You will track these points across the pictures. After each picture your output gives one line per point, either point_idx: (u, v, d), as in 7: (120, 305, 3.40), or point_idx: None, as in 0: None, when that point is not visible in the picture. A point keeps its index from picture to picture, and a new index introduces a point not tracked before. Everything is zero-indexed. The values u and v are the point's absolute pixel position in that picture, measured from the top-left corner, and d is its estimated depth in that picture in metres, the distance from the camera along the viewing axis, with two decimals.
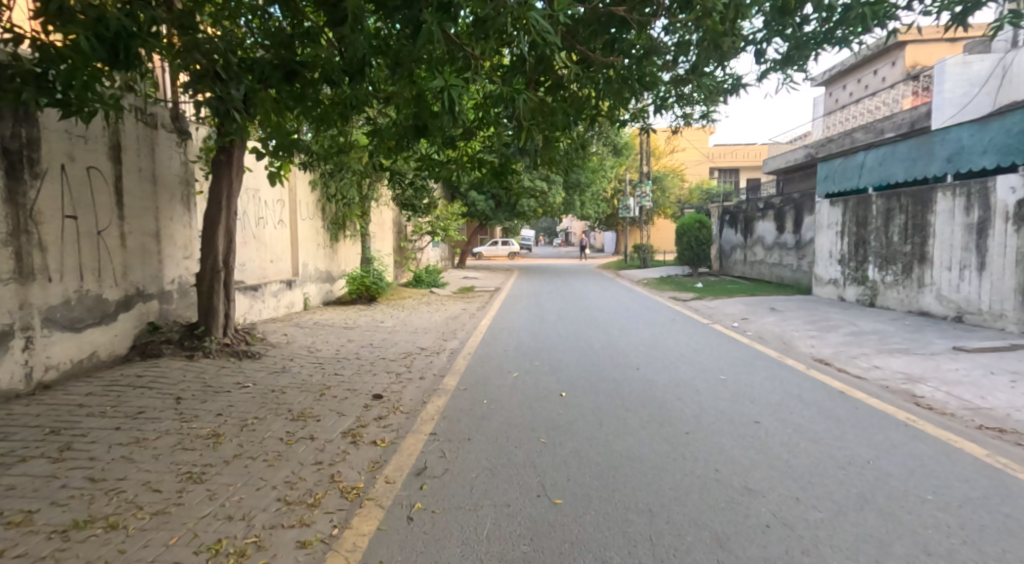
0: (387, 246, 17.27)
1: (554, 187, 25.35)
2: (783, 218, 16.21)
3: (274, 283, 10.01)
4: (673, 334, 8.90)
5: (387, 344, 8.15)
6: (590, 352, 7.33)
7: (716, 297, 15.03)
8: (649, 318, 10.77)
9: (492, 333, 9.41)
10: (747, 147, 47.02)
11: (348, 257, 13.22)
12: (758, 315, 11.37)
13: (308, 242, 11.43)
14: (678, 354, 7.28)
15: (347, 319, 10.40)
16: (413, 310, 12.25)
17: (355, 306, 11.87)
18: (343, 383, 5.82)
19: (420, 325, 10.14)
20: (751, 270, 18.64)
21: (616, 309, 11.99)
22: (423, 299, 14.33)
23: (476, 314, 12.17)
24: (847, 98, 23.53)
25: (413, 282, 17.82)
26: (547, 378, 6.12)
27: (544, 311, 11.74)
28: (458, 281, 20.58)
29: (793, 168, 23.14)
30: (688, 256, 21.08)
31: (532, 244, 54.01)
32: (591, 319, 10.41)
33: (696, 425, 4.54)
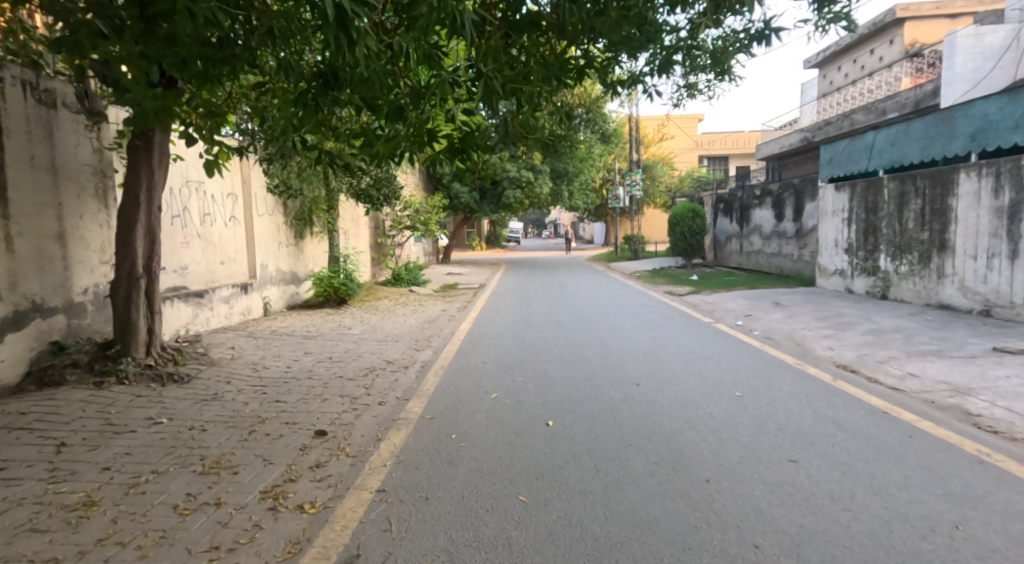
0: (363, 244, 16.19)
1: (540, 177, 24.34)
2: (782, 205, 15.31)
3: (226, 287, 8.97)
4: (672, 337, 7.95)
5: (349, 358, 7.13)
6: (581, 364, 6.35)
7: (714, 290, 14.12)
8: (643, 317, 9.85)
9: (470, 339, 8.39)
10: (737, 133, 46.10)
11: (316, 256, 12.17)
12: (761, 310, 10.47)
13: (267, 240, 10.39)
14: (681, 363, 6.33)
15: (311, 326, 9.36)
16: (387, 313, 11.21)
17: (322, 310, 10.83)
18: (280, 415, 4.79)
19: (391, 332, 9.10)
20: (748, 261, 17.74)
21: (606, 307, 11.07)
22: (400, 300, 13.30)
23: (456, 315, 11.16)
24: (843, 79, 22.63)
25: (392, 280, 16.78)
26: (530, 401, 5.12)
27: (531, 312, 10.74)
28: (441, 278, 19.57)
29: (789, 153, 22.26)
30: (681, 246, 20.18)
31: (521, 237, 53.02)
32: (580, 321, 9.45)
33: (715, 468, 3.58)
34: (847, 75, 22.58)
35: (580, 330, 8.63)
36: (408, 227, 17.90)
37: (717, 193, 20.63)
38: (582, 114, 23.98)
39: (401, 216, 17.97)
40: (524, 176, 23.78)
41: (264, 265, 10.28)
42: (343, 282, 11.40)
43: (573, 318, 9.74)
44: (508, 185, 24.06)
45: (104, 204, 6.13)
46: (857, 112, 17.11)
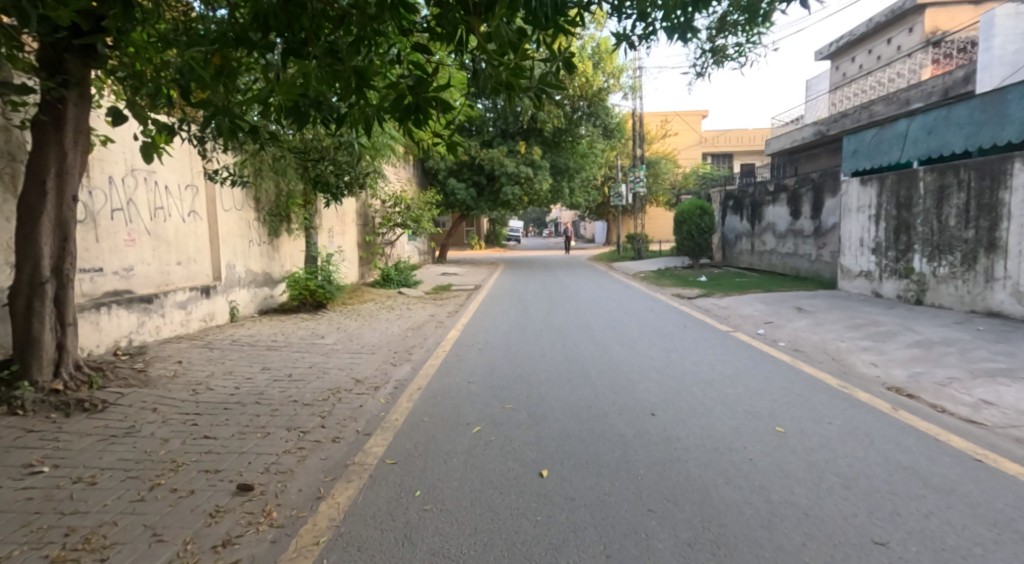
0: (349, 242, 15.12)
1: (539, 172, 23.27)
2: (799, 201, 14.28)
3: (183, 291, 7.98)
4: (688, 351, 6.92)
5: (312, 375, 6.10)
6: (583, 388, 5.31)
7: (726, 293, 13.10)
8: (652, 325, 8.87)
9: (457, 351, 7.35)
10: (742, 130, 45.14)
11: (294, 256, 11.18)
12: (783, 317, 9.46)
13: (234, 237, 9.39)
14: (702, 386, 5.31)
15: (280, 336, 8.35)
16: (370, 319, 10.19)
17: (297, 315, 9.85)
18: (201, 460, 3.75)
19: (371, 342, 8.07)
20: (760, 261, 16.74)
21: (611, 313, 10.09)
22: (386, 303, 12.29)
23: (445, 321, 10.18)
24: (857, 71, 21.63)
25: (381, 281, 15.80)
26: (521, 443, 4.08)
27: (527, 318, 9.69)
28: (434, 279, 18.59)
29: (802, 147, 21.24)
30: (688, 246, 19.15)
31: (521, 236, 52.08)
32: (582, 330, 8.44)
33: (773, 556, 2.56)
34: (862, 67, 21.56)
35: (583, 341, 7.59)
36: (398, 225, 16.89)
37: (725, 190, 19.61)
38: (581, 107, 23.33)
39: (391, 213, 16.97)
40: (522, 171, 22.69)
41: (231, 266, 9.26)
42: (319, 284, 10.33)
43: (574, 327, 8.73)
44: (505, 181, 23.00)
45: (13, 192, 5.14)
46: (876, 103, 16.08)
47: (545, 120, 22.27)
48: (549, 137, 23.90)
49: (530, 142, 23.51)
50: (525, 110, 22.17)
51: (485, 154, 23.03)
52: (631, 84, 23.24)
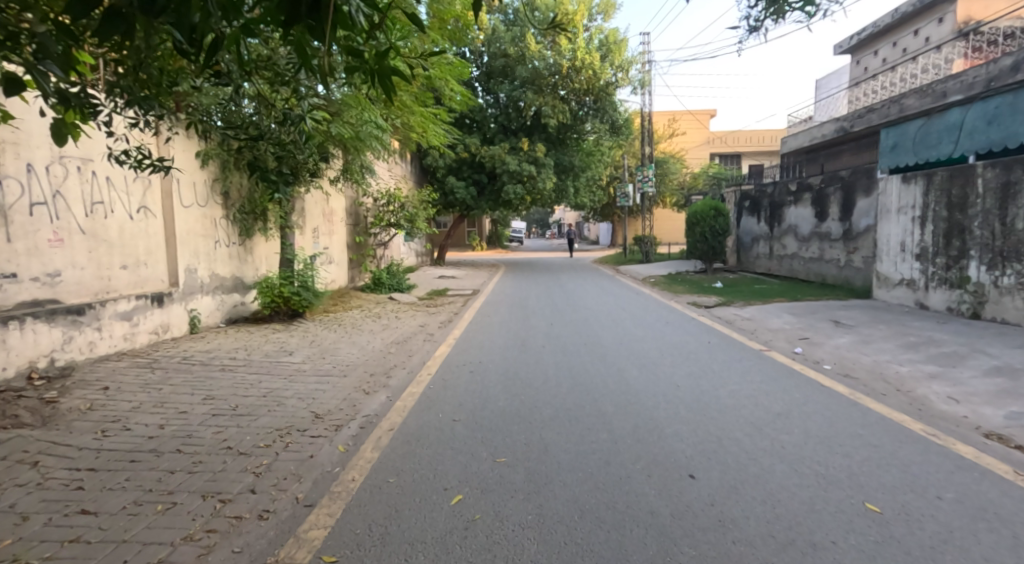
0: (336, 240, 14.00)
1: (542, 171, 22.12)
2: (826, 201, 13.12)
3: (129, 300, 6.89)
4: (719, 378, 5.77)
5: (262, 408, 4.97)
6: (597, 434, 4.17)
7: (747, 301, 11.96)
8: (671, 341, 7.74)
9: (444, 374, 6.23)
10: (750, 130, 44.03)
11: (267, 259, 10.09)
12: (819, 332, 8.31)
13: (195, 237, 8.27)
14: (749, 433, 4.18)
15: (242, 352, 7.23)
16: (351, 331, 9.07)
17: (269, 328, 8.76)
18: (56, 557, 2.62)
19: (346, 361, 6.95)
20: (779, 266, 15.60)
21: (621, 326, 8.96)
22: (373, 311, 11.20)
23: (436, 333, 9.07)
24: (880, 65, 20.50)
25: (372, 285, 14.72)
26: (517, 526, 2.95)
27: (528, 332, 8.55)
28: (429, 282, 17.49)
29: (821, 144, 20.08)
30: (701, 249, 18.01)
31: (524, 237, 51.02)
32: (591, 348, 7.29)
33: None
34: (885, 60, 20.37)
35: (592, 364, 6.45)
36: (391, 225, 15.80)
37: (740, 189, 18.45)
38: (587, 103, 22.31)
39: (383, 212, 15.88)
40: (524, 169, 21.55)
41: (191, 270, 8.16)
42: (293, 290, 9.17)
43: (581, 344, 7.60)
44: (507, 180, 21.85)
45: None
46: (907, 96, 14.91)
47: (549, 115, 21.19)
48: (553, 134, 22.80)
49: (533, 139, 22.42)
50: (528, 105, 21.11)
51: (486, 151, 21.92)
52: (641, 78, 22.13)
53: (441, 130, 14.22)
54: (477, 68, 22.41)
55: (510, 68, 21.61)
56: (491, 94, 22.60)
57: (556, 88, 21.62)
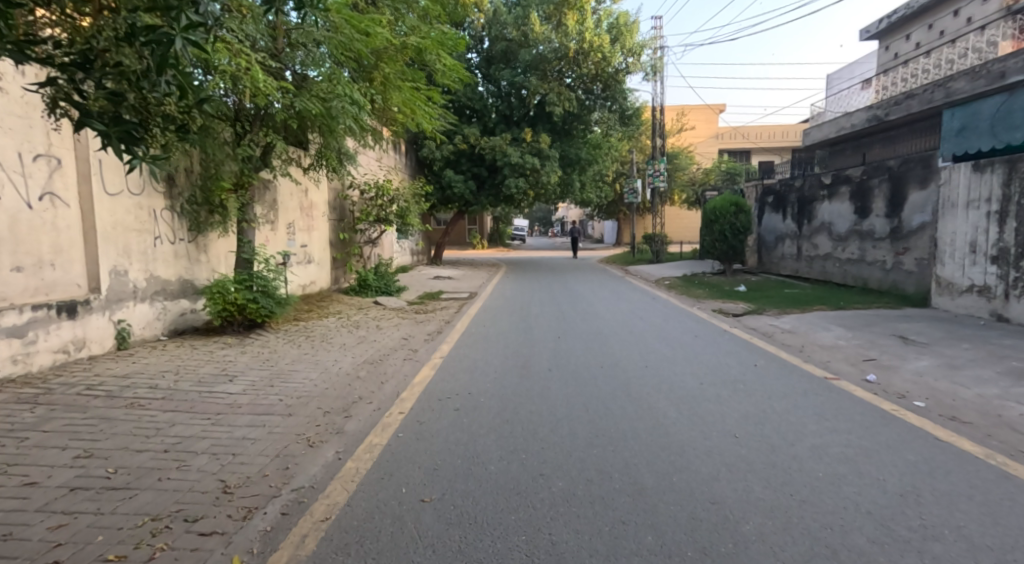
0: (314, 235, 12.66)
1: (547, 164, 20.58)
2: (869, 195, 11.63)
3: (21, 311, 5.43)
4: (789, 425, 4.28)
5: (149, 476, 3.47)
6: (638, 547, 2.67)
7: (781, 309, 10.47)
8: (705, 364, 6.27)
9: (420, 414, 4.74)
10: (761, 125, 42.49)
11: (219, 259, 8.60)
12: (886, 351, 6.83)
13: (125, 232, 6.79)
14: (876, 539, 2.69)
15: (172, 375, 5.77)
16: (319, 346, 7.60)
17: (218, 342, 7.31)
18: None
19: (300, 390, 5.47)
20: (809, 268, 14.09)
21: (641, 343, 7.48)
22: (352, 319, 9.77)
23: (420, 348, 7.59)
24: (913, 50, 18.96)
25: (357, 287, 13.33)
26: None
27: (530, 350, 7.06)
28: (422, 283, 16.06)
29: (850, 135, 18.56)
30: (720, 249, 16.54)
31: (526, 235, 49.56)
32: (609, 374, 5.80)
33: None
34: (919, 44, 18.80)
35: (613, 400, 4.95)
36: (379, 221, 14.34)
37: (762, 184, 16.95)
38: (594, 91, 20.81)
39: (371, 206, 14.43)
40: (527, 162, 20.02)
41: (120, 272, 6.69)
42: (247, 297, 7.68)
43: (597, 368, 6.11)
44: (508, 173, 20.32)
45: None
46: (955, 78, 13.36)
47: (554, 103, 19.68)
48: (558, 124, 21.28)
49: (537, 129, 20.93)
50: (532, 92, 19.62)
51: (486, 142, 20.45)
52: (652, 64, 20.61)
53: (433, 113, 12.72)
54: (476, 53, 20.95)
55: (512, 53, 20.11)
56: (492, 82, 21.13)
57: (561, 75, 20.11)
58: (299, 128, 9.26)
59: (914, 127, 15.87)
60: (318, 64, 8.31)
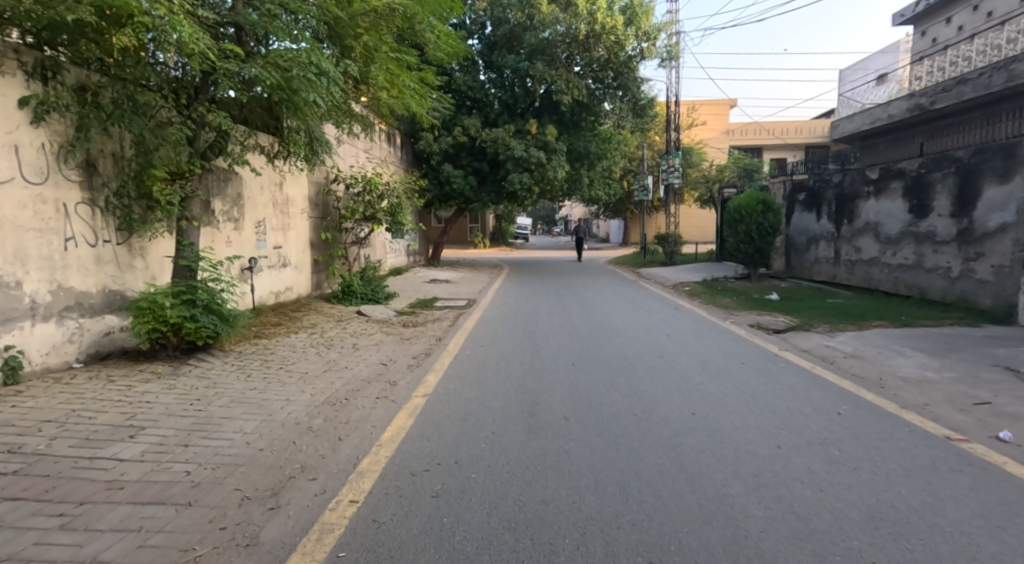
0: (290, 235, 11.25)
1: (553, 158, 19.08)
2: (930, 191, 10.10)
3: None
4: (951, 540, 2.76)
5: None
6: None
7: (831, 324, 8.93)
8: (773, 410, 4.75)
9: (382, 507, 3.23)
10: (774, 121, 40.94)
11: (156, 264, 7.04)
12: (999, 389, 5.33)
13: (18, 232, 5.28)
14: None
15: (55, 426, 4.26)
16: (277, 376, 6.07)
17: (145, 371, 5.80)
18: None
19: (225, 453, 3.96)
20: (851, 274, 12.55)
21: (679, 376, 5.95)
22: (327, 337, 8.29)
23: (400, 380, 6.07)
24: (955, 34, 17.43)
25: (341, 294, 11.89)
26: None
27: (538, 387, 5.54)
28: (415, 288, 14.59)
29: (886, 127, 17.01)
30: (746, 252, 15.07)
31: (529, 235, 48.03)
32: (648, 432, 4.28)
33: None
34: (962, 27, 17.19)
35: (662, 484, 3.42)
36: (367, 219, 12.83)
37: (792, 180, 15.41)
38: (604, 80, 19.34)
39: (357, 202, 12.83)
40: (532, 155, 18.53)
41: (9, 284, 5.18)
42: (181, 313, 6.03)
43: (630, 419, 4.59)
44: (511, 168, 18.87)
45: None
46: (1020, 59, 11.83)
47: (562, 91, 18.19)
48: (566, 116, 19.76)
49: (543, 121, 19.42)
50: (538, 79, 18.12)
51: (488, 134, 18.95)
52: (669, 49, 19.05)
53: (428, 96, 11.22)
54: (478, 39, 19.45)
55: (516, 38, 18.61)
56: (495, 70, 19.64)
57: (569, 61, 18.63)
58: (261, 107, 7.73)
59: (963, 116, 14.34)
60: (282, 31, 6.81)
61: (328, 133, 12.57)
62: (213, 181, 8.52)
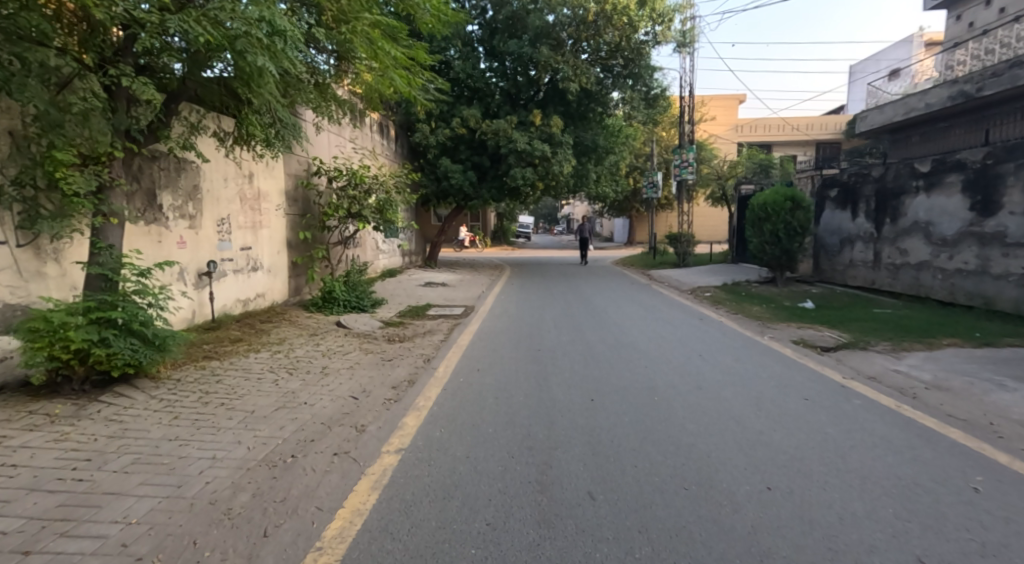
0: (261, 235, 9.93)
1: (558, 151, 17.79)
2: (999, 186, 8.77)
3: None
4: None
5: None
6: None
7: (892, 342, 7.57)
8: (881, 486, 3.40)
9: None
10: (785, 117, 39.69)
11: (71, 269, 5.64)
12: None
13: None
14: None
15: None
16: (213, 417, 4.71)
17: (35, 415, 4.42)
18: None
19: None
20: (896, 280, 11.19)
21: (732, 421, 4.59)
22: (293, 357, 6.94)
23: (371, 425, 4.71)
24: (994, 18, 16.11)
25: (321, 302, 10.61)
26: None
27: (550, 441, 4.18)
28: (407, 293, 13.26)
29: (921, 118, 15.67)
30: (771, 253, 13.73)
31: (531, 233, 46.83)
32: (715, 534, 2.91)
33: None
34: (1004, 10, 15.79)
35: None
36: (352, 216, 11.47)
37: (823, 175, 14.04)
38: (613, 68, 18.06)
39: (341, 196, 11.52)
40: (536, 149, 17.21)
41: None
42: (88, 335, 4.62)
43: (684, 505, 3.23)
44: (514, 162, 17.53)
45: None
46: None
47: (569, 78, 16.89)
48: (573, 106, 18.44)
49: (547, 112, 18.12)
50: (543, 66, 16.82)
51: (488, 125, 17.60)
52: (685, 33, 17.67)
53: (420, 75, 9.89)
54: (477, 25, 17.97)
55: (518, 22, 17.24)
56: (497, 57, 18.25)
57: (576, 47, 17.36)
58: (208, 77, 6.35)
59: (1012, 105, 13.03)
60: None
61: (307, 119, 11.24)
62: (156, 170, 7.17)
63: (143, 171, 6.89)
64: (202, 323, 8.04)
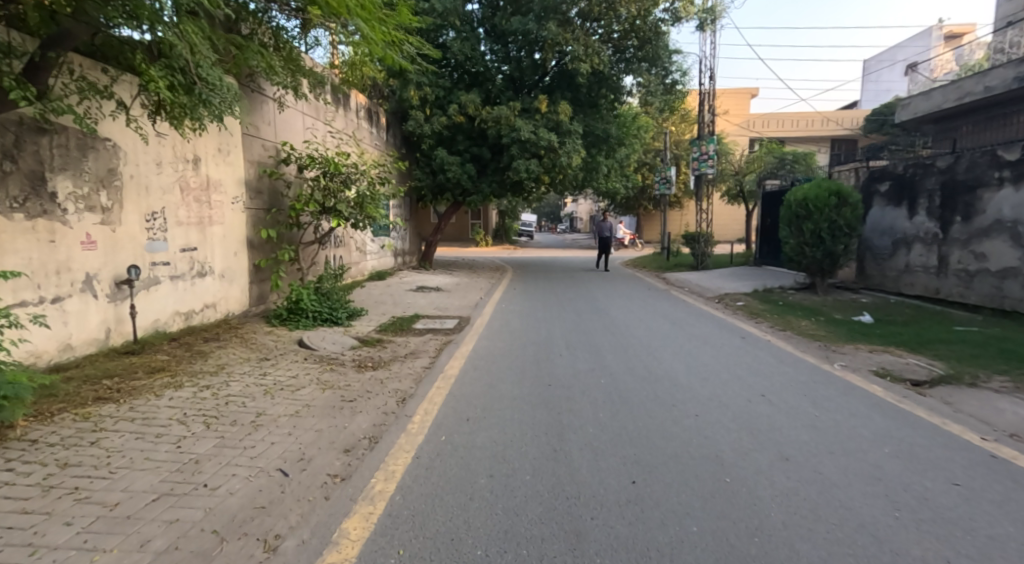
0: (211, 232, 8.22)
1: (566, 141, 16.02)
2: None
3: None
4: None
5: None
6: None
7: (1008, 375, 5.85)
8: None
9: None
10: (801, 112, 38.04)
11: None
12: None
13: None
14: None
15: None
16: (41, 524, 2.99)
17: None
18: None
19: None
20: (971, 289, 9.48)
21: (868, 542, 2.86)
22: (223, 397, 5.22)
23: (289, 537, 2.99)
24: None
25: (283, 315, 8.85)
26: None
27: None
28: (393, 300, 11.53)
29: (976, 104, 13.93)
30: (812, 256, 12.01)
31: (534, 232, 45.20)
32: None
33: None
34: None
35: None
36: (325, 211, 9.72)
37: (871, 166, 12.29)
38: (626, 50, 16.35)
39: (312, 188, 9.78)
40: (541, 138, 15.50)
41: None
42: None
43: None
44: (517, 153, 15.76)
45: None
46: None
47: (580, 59, 15.19)
48: (581, 92, 16.74)
49: (553, 98, 16.41)
50: (550, 45, 15.10)
51: (489, 112, 15.85)
52: (707, 11, 15.93)
53: (403, 39, 8.19)
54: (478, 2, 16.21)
55: None
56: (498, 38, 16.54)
57: (586, 26, 15.67)
58: (122, 31, 4.97)
59: None
60: None
61: (270, 97, 9.52)
62: (42, 146, 5.44)
63: (19, 145, 5.19)
64: (119, 345, 6.33)
